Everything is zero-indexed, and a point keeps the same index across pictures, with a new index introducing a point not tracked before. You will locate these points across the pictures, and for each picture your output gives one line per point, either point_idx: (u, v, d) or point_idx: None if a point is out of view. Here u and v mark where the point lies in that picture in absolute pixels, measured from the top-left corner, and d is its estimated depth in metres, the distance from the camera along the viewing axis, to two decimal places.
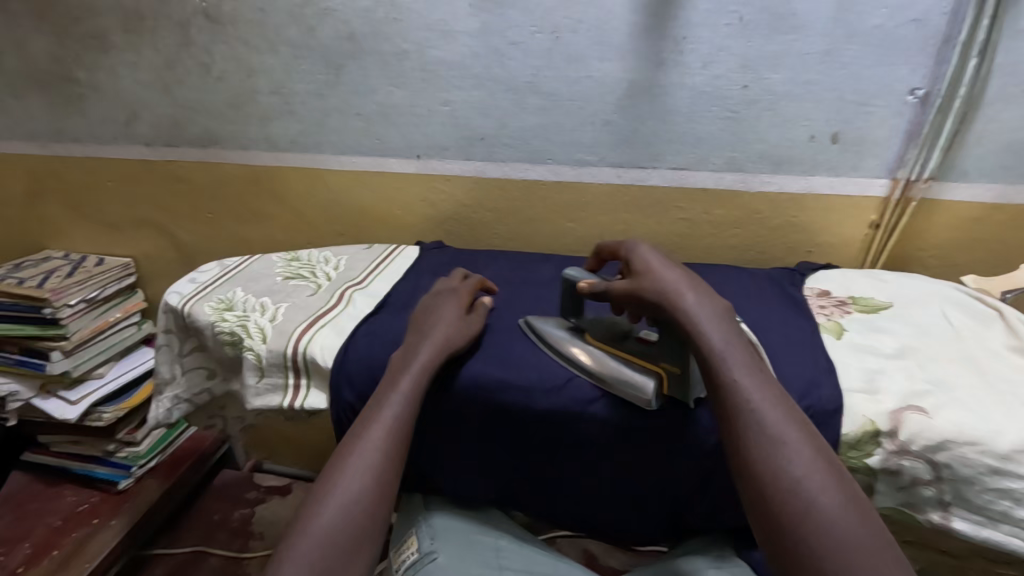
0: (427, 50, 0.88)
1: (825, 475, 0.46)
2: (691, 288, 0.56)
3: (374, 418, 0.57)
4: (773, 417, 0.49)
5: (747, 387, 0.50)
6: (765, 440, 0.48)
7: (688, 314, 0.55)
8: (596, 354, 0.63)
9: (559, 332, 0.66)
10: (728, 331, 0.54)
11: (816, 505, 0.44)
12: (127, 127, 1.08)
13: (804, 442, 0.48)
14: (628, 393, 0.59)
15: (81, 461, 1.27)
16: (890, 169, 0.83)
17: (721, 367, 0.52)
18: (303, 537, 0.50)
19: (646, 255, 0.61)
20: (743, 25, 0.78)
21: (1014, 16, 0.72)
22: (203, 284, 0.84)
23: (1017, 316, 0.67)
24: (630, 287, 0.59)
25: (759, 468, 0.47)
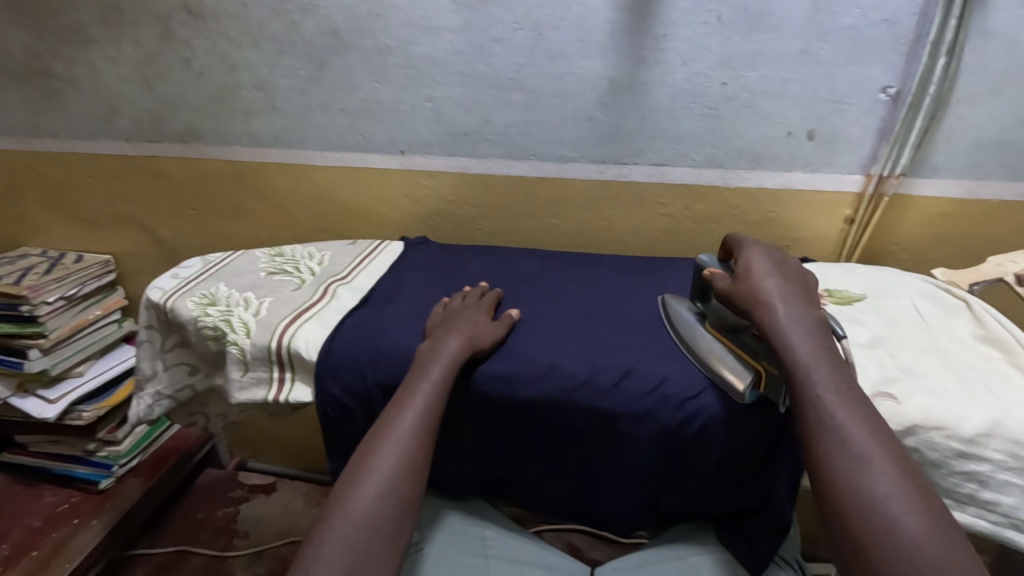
0: (410, 46, 0.89)
1: (911, 498, 0.43)
2: (783, 301, 0.56)
3: (405, 403, 0.58)
4: (857, 433, 0.47)
5: (832, 403, 0.49)
6: (846, 456, 0.46)
7: (774, 323, 0.54)
8: (707, 342, 0.63)
9: (687, 318, 0.67)
10: (814, 344, 0.52)
11: (900, 527, 0.42)
12: (107, 122, 1.06)
13: (889, 461, 0.45)
14: (723, 383, 0.59)
15: (60, 461, 1.25)
16: (863, 165, 0.86)
17: (805, 380, 0.50)
18: (342, 517, 0.51)
19: (756, 259, 0.61)
20: (721, 23, 0.79)
21: (980, 17, 0.74)
22: (185, 279, 0.84)
23: (983, 307, 0.70)
24: (728, 288, 0.60)
25: (841, 486, 0.45)
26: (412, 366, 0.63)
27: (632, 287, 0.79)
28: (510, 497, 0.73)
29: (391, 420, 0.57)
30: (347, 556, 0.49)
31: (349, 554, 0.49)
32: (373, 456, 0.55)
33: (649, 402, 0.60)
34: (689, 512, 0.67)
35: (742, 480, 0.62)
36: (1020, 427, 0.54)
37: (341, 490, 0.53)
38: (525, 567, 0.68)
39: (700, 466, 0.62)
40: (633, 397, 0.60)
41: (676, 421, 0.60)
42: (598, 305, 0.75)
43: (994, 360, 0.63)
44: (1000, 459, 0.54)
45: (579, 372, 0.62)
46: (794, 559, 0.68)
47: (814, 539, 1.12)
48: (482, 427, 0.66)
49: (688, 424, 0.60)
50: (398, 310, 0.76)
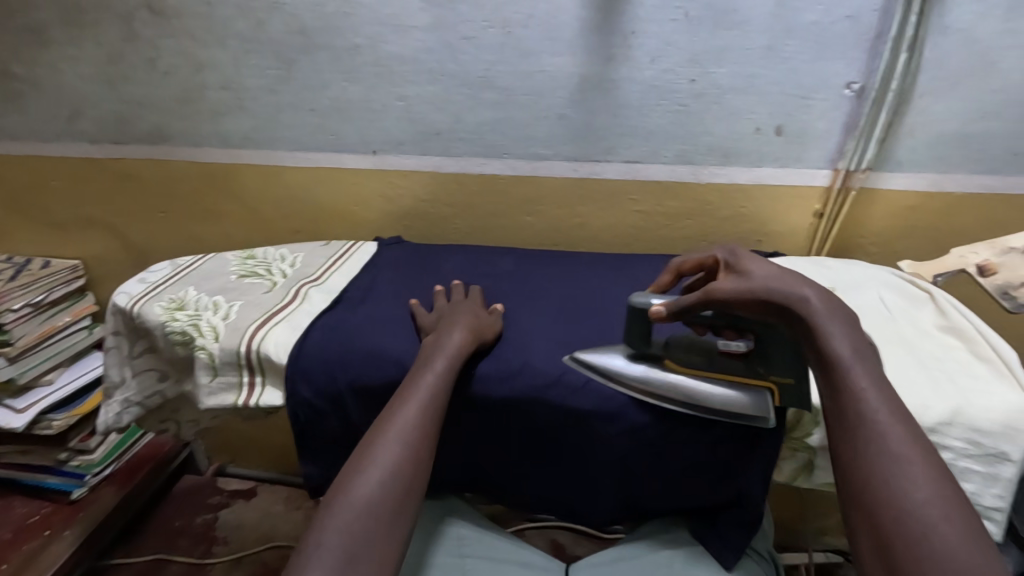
0: (379, 44, 0.88)
1: (949, 505, 0.42)
2: (815, 292, 0.52)
3: (411, 391, 0.58)
4: (896, 435, 0.45)
5: (873, 400, 0.47)
6: (886, 457, 0.44)
7: (815, 314, 0.50)
8: (689, 383, 0.59)
9: (633, 368, 0.61)
10: (858, 340, 0.50)
11: (936, 534, 0.40)
12: (70, 124, 1.04)
13: (928, 466, 0.44)
14: (743, 414, 0.57)
15: (30, 472, 1.22)
16: (831, 160, 0.87)
17: (846, 375, 0.48)
18: (342, 503, 0.50)
19: (752, 259, 0.57)
20: (688, 20, 0.80)
21: (939, 12, 0.76)
22: (153, 284, 0.83)
23: (946, 298, 0.71)
24: (743, 286, 0.53)
25: (876, 483, 0.43)
26: (417, 358, 0.62)
27: (604, 284, 0.79)
28: (485, 495, 0.73)
29: (399, 407, 0.56)
30: (346, 543, 0.47)
31: (348, 541, 0.48)
32: (378, 442, 0.54)
33: (621, 399, 0.60)
34: (663, 508, 0.68)
35: (714, 476, 0.62)
36: (980, 415, 0.56)
37: (345, 477, 0.52)
38: (503, 565, 0.67)
39: (670, 462, 0.62)
40: (605, 394, 0.61)
41: (645, 418, 0.60)
42: (572, 302, 0.75)
43: (956, 350, 0.64)
44: (961, 447, 0.56)
45: (550, 370, 0.62)
46: (766, 550, 0.69)
47: (792, 528, 1.13)
48: (454, 426, 0.66)
49: (658, 420, 0.60)
50: (371, 311, 0.75)
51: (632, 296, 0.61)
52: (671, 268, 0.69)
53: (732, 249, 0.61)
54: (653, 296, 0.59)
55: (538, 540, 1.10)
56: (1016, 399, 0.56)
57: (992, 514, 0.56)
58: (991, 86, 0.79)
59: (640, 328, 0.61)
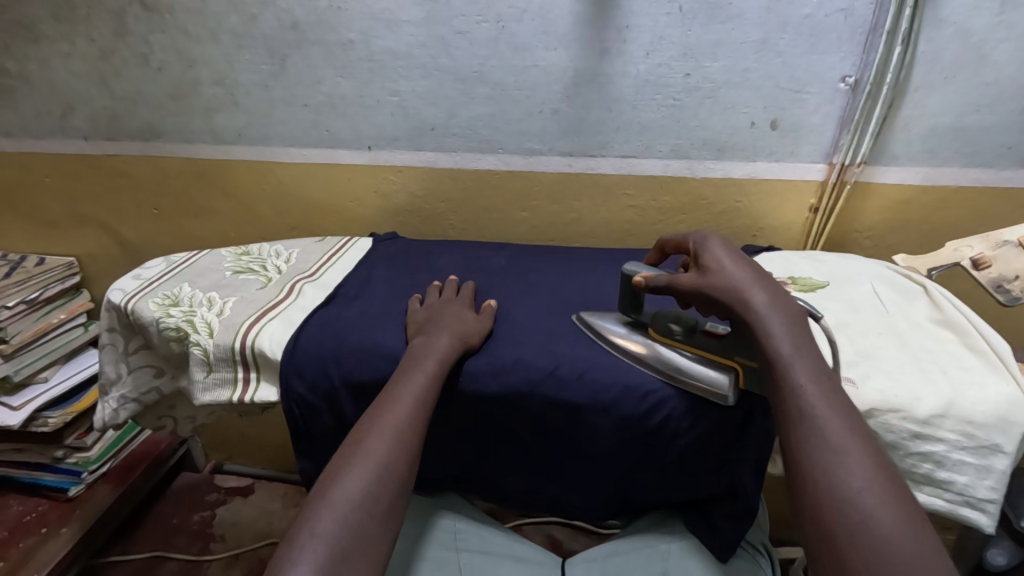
0: (372, 39, 0.88)
1: (887, 493, 0.42)
2: (762, 288, 0.54)
3: (400, 389, 0.58)
4: (834, 427, 0.46)
5: (810, 394, 0.47)
6: (826, 448, 0.45)
7: (757, 315, 0.52)
8: (661, 352, 0.61)
9: (617, 330, 0.65)
10: (798, 335, 0.51)
11: (874, 521, 0.41)
12: (63, 120, 1.04)
13: (865, 455, 0.44)
14: (702, 388, 0.58)
15: (26, 469, 1.22)
16: (826, 154, 0.87)
17: (785, 371, 0.49)
18: (333, 496, 0.49)
19: (716, 249, 0.59)
20: (681, 14, 0.80)
21: (934, 5, 0.75)
22: (148, 280, 0.82)
23: (940, 292, 0.71)
24: (693, 284, 0.57)
25: (816, 475, 0.44)
26: (406, 358, 0.62)
27: (599, 278, 0.79)
28: (479, 489, 0.73)
29: (388, 406, 0.57)
30: (342, 533, 0.47)
31: (343, 533, 0.48)
32: (370, 439, 0.54)
33: (614, 393, 0.60)
34: (657, 500, 0.68)
35: (708, 468, 0.62)
36: (972, 407, 0.56)
37: (333, 472, 0.52)
38: (498, 559, 0.68)
39: (663, 455, 0.62)
40: (598, 388, 0.61)
41: (637, 411, 0.60)
42: (566, 297, 0.75)
43: (949, 342, 0.64)
44: (953, 439, 0.56)
45: (543, 365, 0.62)
46: (761, 544, 0.69)
47: (787, 522, 1.14)
48: (444, 422, 0.66)
49: (651, 412, 0.60)
50: (364, 306, 0.75)
51: (626, 264, 0.65)
52: (658, 245, 0.69)
53: (704, 236, 0.62)
54: (641, 265, 0.63)
55: (535, 535, 1.11)
56: (1009, 392, 0.57)
57: (984, 506, 0.55)
58: (986, 78, 0.78)
59: (629, 295, 0.64)
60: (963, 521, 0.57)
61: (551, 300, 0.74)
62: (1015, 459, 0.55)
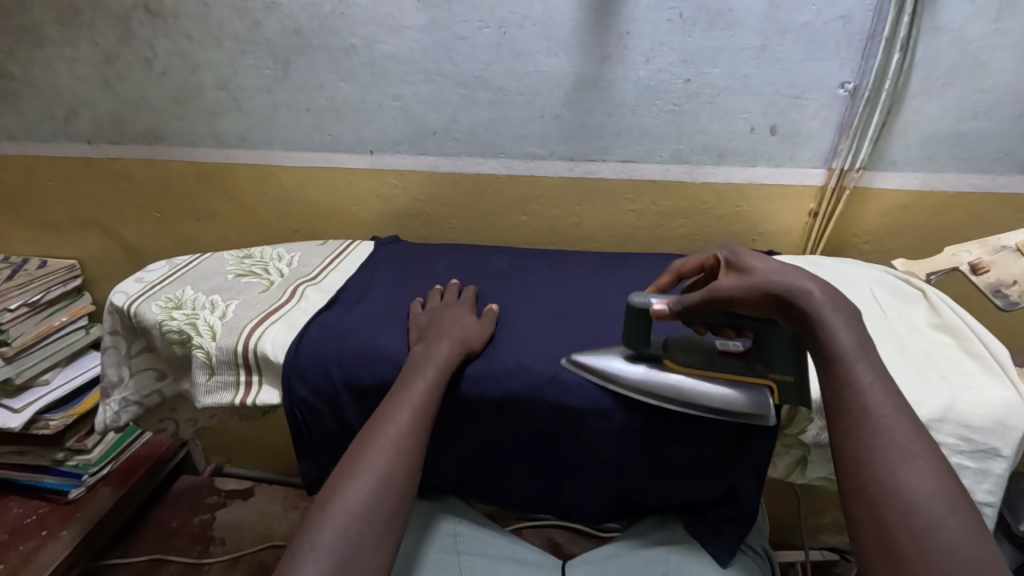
0: (374, 45, 0.88)
1: (952, 500, 0.43)
2: (819, 286, 0.53)
3: (400, 397, 0.58)
4: (901, 430, 0.46)
5: (876, 397, 0.48)
6: (893, 450, 0.45)
7: (819, 312, 0.51)
8: (690, 388, 0.58)
9: (633, 371, 0.60)
10: (861, 336, 0.51)
11: (941, 525, 0.41)
12: (67, 124, 1.04)
13: (930, 461, 0.45)
14: (744, 414, 0.57)
15: (27, 471, 1.22)
16: (825, 160, 0.88)
17: (849, 371, 0.49)
18: (334, 509, 0.50)
19: (754, 256, 0.57)
20: (682, 21, 0.80)
21: (932, 13, 0.76)
22: (150, 283, 0.83)
23: (939, 296, 0.72)
24: (748, 283, 0.54)
25: (881, 476, 0.44)
26: (403, 370, 0.62)
27: (599, 282, 0.80)
28: (481, 492, 0.73)
29: (389, 414, 0.57)
30: (341, 545, 0.48)
31: (344, 543, 0.48)
32: (371, 448, 0.54)
33: (613, 398, 0.61)
34: (658, 503, 0.68)
35: (708, 471, 0.63)
36: (970, 410, 0.56)
37: (336, 481, 0.52)
38: (499, 562, 0.68)
39: (665, 457, 0.62)
40: (599, 392, 0.61)
41: (639, 414, 0.60)
42: (566, 301, 0.75)
43: (947, 346, 0.65)
44: (953, 443, 0.56)
45: (544, 369, 0.62)
46: (761, 547, 0.69)
47: (786, 525, 1.14)
48: (445, 427, 0.66)
49: (652, 415, 0.60)
50: (367, 310, 0.75)
51: (631, 295, 0.60)
52: (671, 270, 0.70)
53: (732, 248, 0.62)
54: (651, 296, 0.58)
55: (534, 538, 1.11)
56: (1007, 396, 0.57)
57: (982, 510, 0.56)
58: (982, 85, 0.79)
59: (641, 329, 0.60)
60: None
61: (552, 304, 0.74)
62: (1013, 463, 0.56)
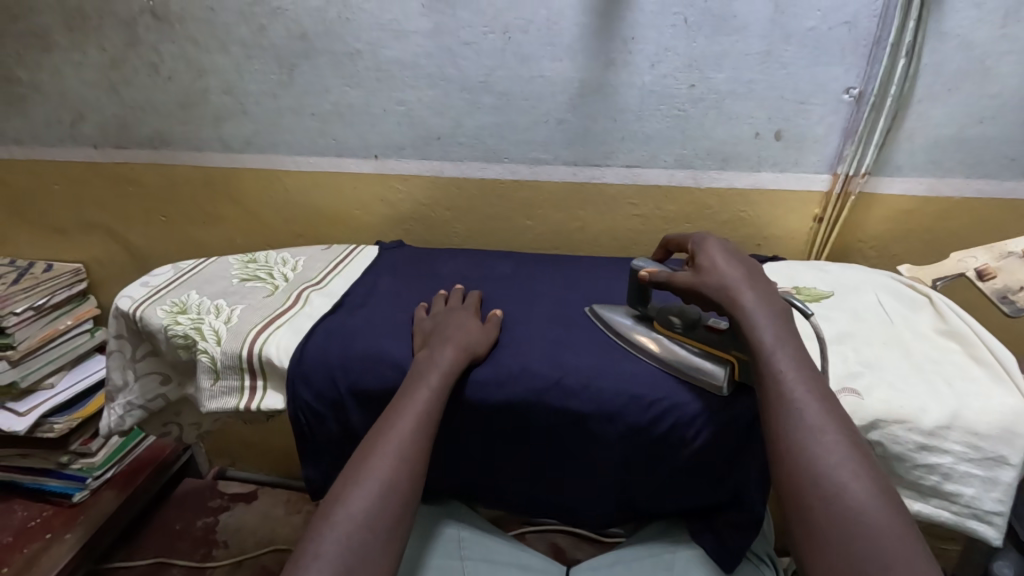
0: (379, 50, 0.88)
1: (860, 468, 0.45)
2: (750, 287, 0.57)
3: (403, 405, 0.58)
4: (811, 408, 0.48)
5: (790, 379, 0.50)
6: (804, 428, 0.47)
7: (746, 312, 0.55)
8: (663, 345, 0.64)
9: (627, 322, 0.68)
10: (780, 326, 0.54)
11: (845, 493, 0.44)
12: (74, 128, 1.05)
13: (840, 432, 0.47)
14: (697, 378, 0.60)
15: (32, 474, 1.22)
16: (830, 165, 0.88)
17: (765, 358, 0.52)
18: (337, 516, 0.50)
19: (711, 251, 0.62)
20: (687, 26, 0.80)
21: (937, 18, 0.76)
22: (156, 287, 0.83)
23: (945, 302, 0.71)
24: (689, 281, 0.60)
25: (793, 453, 0.47)
26: (407, 375, 0.62)
27: (604, 287, 0.80)
28: (485, 498, 0.73)
29: (391, 422, 0.57)
30: (344, 554, 0.48)
31: (346, 551, 0.48)
32: (374, 456, 0.54)
33: (618, 404, 0.60)
34: (663, 509, 0.68)
35: (713, 478, 0.62)
36: (977, 418, 0.56)
37: (337, 490, 0.52)
38: (502, 568, 0.68)
39: (669, 463, 0.62)
40: (603, 398, 0.61)
41: (643, 421, 0.60)
42: (570, 306, 0.75)
43: (953, 352, 0.64)
44: (960, 451, 0.56)
45: (548, 374, 0.62)
46: (766, 554, 0.69)
47: None
48: (450, 432, 0.66)
49: (657, 422, 0.60)
50: (372, 314, 0.76)
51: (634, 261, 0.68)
52: (662, 243, 0.74)
53: (703, 236, 0.65)
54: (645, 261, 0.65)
55: (537, 543, 1.11)
56: (1014, 402, 0.57)
57: (991, 518, 0.56)
58: (988, 90, 0.79)
59: (637, 291, 0.68)
60: (970, 534, 0.57)
61: (555, 309, 0.74)
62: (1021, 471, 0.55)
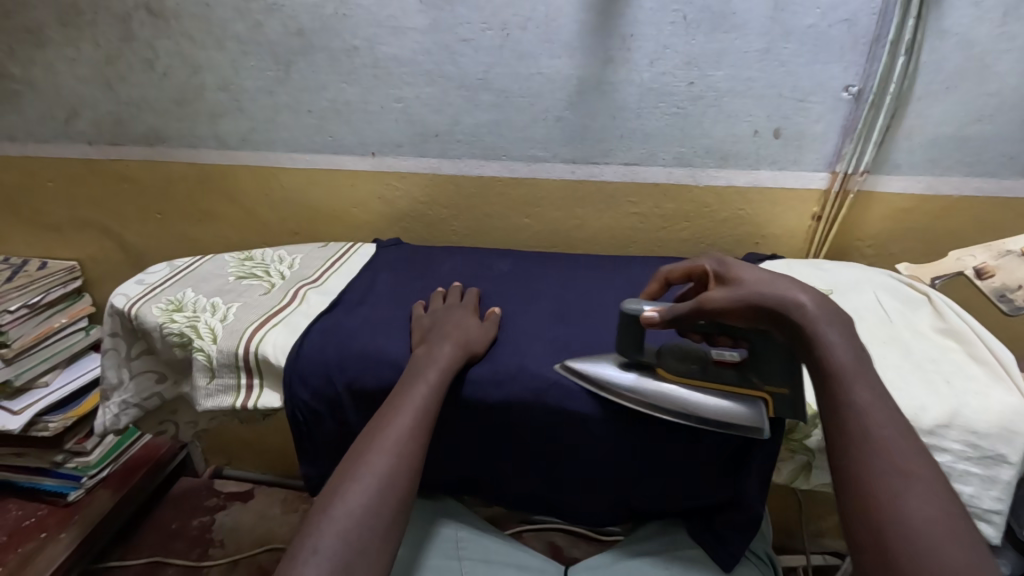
0: (376, 47, 0.88)
1: (954, 523, 0.42)
2: (808, 294, 0.52)
3: (400, 401, 0.58)
4: (902, 451, 0.46)
5: (877, 416, 0.47)
6: (894, 471, 0.45)
7: (813, 325, 0.51)
8: (683, 396, 0.57)
9: (627, 378, 0.59)
10: (858, 353, 0.51)
11: (943, 549, 0.40)
12: (68, 125, 1.04)
13: (930, 483, 0.44)
14: (738, 425, 0.56)
15: (26, 473, 1.21)
16: (828, 163, 0.87)
17: (848, 389, 0.49)
18: (335, 511, 0.49)
19: (745, 266, 0.56)
20: (686, 23, 0.80)
21: (936, 16, 0.76)
22: (152, 285, 0.82)
23: (943, 300, 0.72)
24: (736, 293, 0.53)
25: (882, 497, 0.44)
26: (404, 372, 0.62)
27: (604, 286, 0.79)
28: (482, 497, 0.73)
29: (388, 417, 0.57)
30: (342, 548, 0.48)
31: (344, 547, 0.48)
32: (371, 452, 0.54)
33: (617, 401, 0.60)
34: (662, 509, 0.68)
35: (713, 477, 0.62)
36: (977, 417, 0.56)
37: (336, 484, 0.52)
38: (499, 568, 0.67)
39: (668, 462, 0.62)
40: (601, 396, 0.61)
41: (642, 420, 0.60)
42: (568, 303, 0.75)
43: (953, 351, 0.64)
44: (959, 450, 0.56)
45: (546, 372, 0.62)
46: (764, 552, 0.69)
47: (789, 531, 1.13)
48: (446, 430, 0.66)
49: (654, 421, 0.60)
50: (368, 312, 0.75)
51: (624, 301, 0.59)
52: (659, 276, 0.67)
53: (720, 258, 0.60)
54: (645, 302, 0.58)
55: (535, 542, 1.11)
56: (1014, 402, 0.56)
57: (990, 517, 0.56)
58: (987, 88, 0.79)
59: (632, 337, 0.59)
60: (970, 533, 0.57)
61: (553, 307, 0.74)
62: (1020, 470, 0.55)
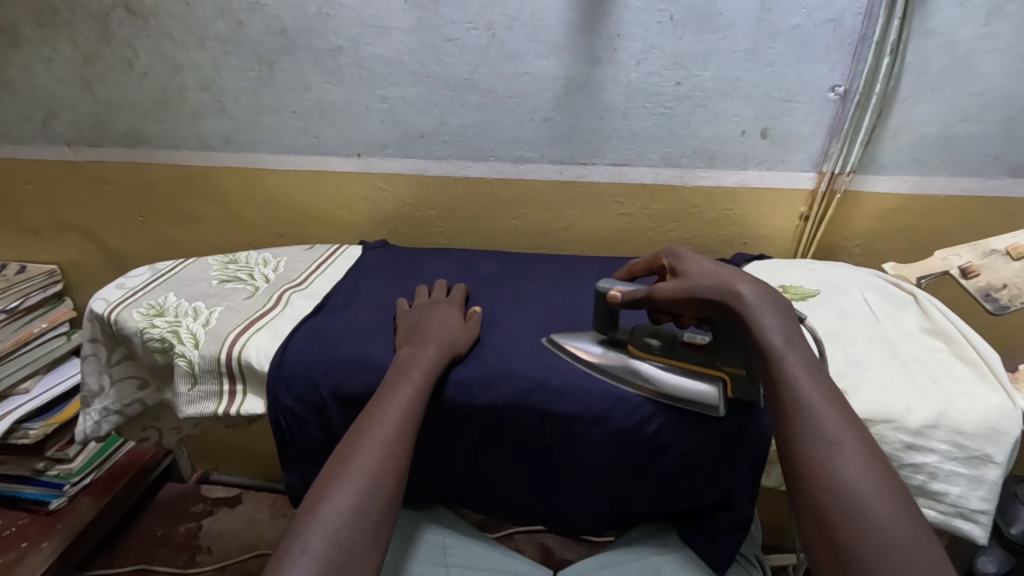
0: (360, 47, 0.87)
1: (880, 484, 0.45)
2: (743, 281, 0.56)
3: (387, 402, 0.57)
4: (828, 418, 0.48)
5: (806, 388, 0.49)
6: (822, 440, 0.47)
7: (750, 308, 0.53)
8: (651, 372, 0.60)
9: (596, 350, 0.63)
10: (788, 330, 0.53)
11: (869, 510, 0.43)
12: (46, 125, 1.02)
13: (859, 446, 0.47)
14: (694, 403, 0.58)
15: (7, 482, 1.19)
16: (816, 163, 0.88)
17: (779, 367, 0.51)
18: (323, 512, 0.48)
19: (694, 259, 0.60)
20: (673, 23, 0.80)
21: (922, 16, 0.76)
22: (132, 289, 0.81)
23: (929, 300, 0.72)
24: (683, 288, 0.57)
25: (811, 468, 0.46)
26: (392, 368, 0.61)
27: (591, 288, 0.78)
28: (470, 503, 0.72)
29: (376, 419, 0.55)
30: (331, 550, 0.46)
31: (333, 548, 0.46)
32: (355, 455, 0.53)
33: (604, 404, 0.60)
34: (652, 511, 0.67)
35: (703, 480, 0.62)
36: (964, 418, 0.56)
37: (321, 489, 0.50)
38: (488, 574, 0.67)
39: (657, 465, 0.62)
40: (588, 399, 0.60)
41: (628, 425, 0.60)
42: (556, 305, 0.75)
43: (938, 351, 0.64)
44: (945, 450, 0.56)
45: (533, 375, 0.61)
46: (753, 554, 0.68)
47: (779, 529, 1.14)
48: (430, 433, 0.65)
49: (642, 422, 0.59)
50: (354, 314, 0.74)
51: (599, 281, 0.64)
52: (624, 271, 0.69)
53: (674, 250, 0.63)
54: (615, 281, 0.62)
55: (525, 544, 1.10)
56: (1000, 402, 0.57)
57: (977, 517, 0.56)
58: (973, 88, 0.79)
59: (605, 314, 0.63)
60: (956, 532, 0.57)
61: (541, 309, 0.74)
62: (1005, 470, 0.56)
